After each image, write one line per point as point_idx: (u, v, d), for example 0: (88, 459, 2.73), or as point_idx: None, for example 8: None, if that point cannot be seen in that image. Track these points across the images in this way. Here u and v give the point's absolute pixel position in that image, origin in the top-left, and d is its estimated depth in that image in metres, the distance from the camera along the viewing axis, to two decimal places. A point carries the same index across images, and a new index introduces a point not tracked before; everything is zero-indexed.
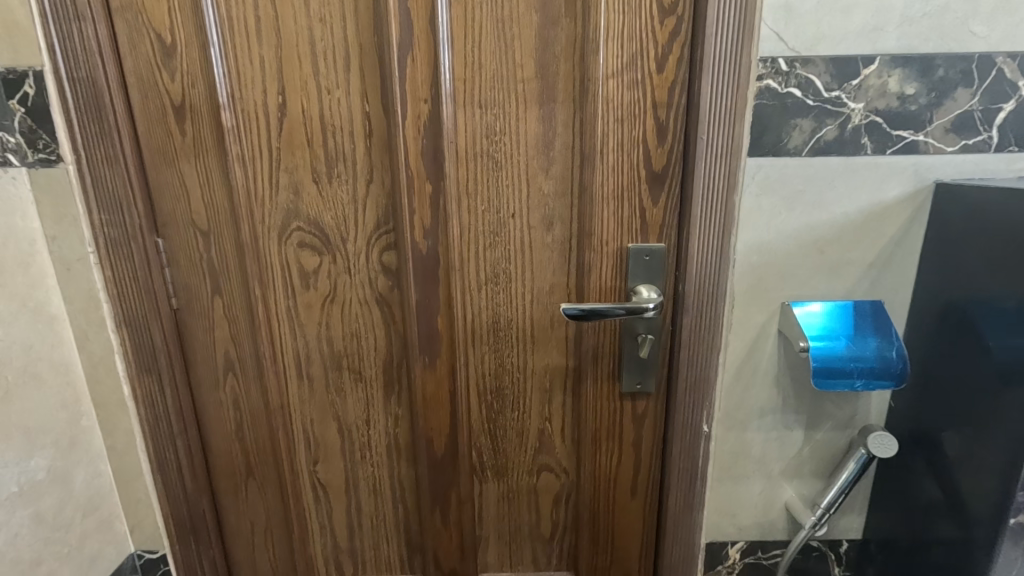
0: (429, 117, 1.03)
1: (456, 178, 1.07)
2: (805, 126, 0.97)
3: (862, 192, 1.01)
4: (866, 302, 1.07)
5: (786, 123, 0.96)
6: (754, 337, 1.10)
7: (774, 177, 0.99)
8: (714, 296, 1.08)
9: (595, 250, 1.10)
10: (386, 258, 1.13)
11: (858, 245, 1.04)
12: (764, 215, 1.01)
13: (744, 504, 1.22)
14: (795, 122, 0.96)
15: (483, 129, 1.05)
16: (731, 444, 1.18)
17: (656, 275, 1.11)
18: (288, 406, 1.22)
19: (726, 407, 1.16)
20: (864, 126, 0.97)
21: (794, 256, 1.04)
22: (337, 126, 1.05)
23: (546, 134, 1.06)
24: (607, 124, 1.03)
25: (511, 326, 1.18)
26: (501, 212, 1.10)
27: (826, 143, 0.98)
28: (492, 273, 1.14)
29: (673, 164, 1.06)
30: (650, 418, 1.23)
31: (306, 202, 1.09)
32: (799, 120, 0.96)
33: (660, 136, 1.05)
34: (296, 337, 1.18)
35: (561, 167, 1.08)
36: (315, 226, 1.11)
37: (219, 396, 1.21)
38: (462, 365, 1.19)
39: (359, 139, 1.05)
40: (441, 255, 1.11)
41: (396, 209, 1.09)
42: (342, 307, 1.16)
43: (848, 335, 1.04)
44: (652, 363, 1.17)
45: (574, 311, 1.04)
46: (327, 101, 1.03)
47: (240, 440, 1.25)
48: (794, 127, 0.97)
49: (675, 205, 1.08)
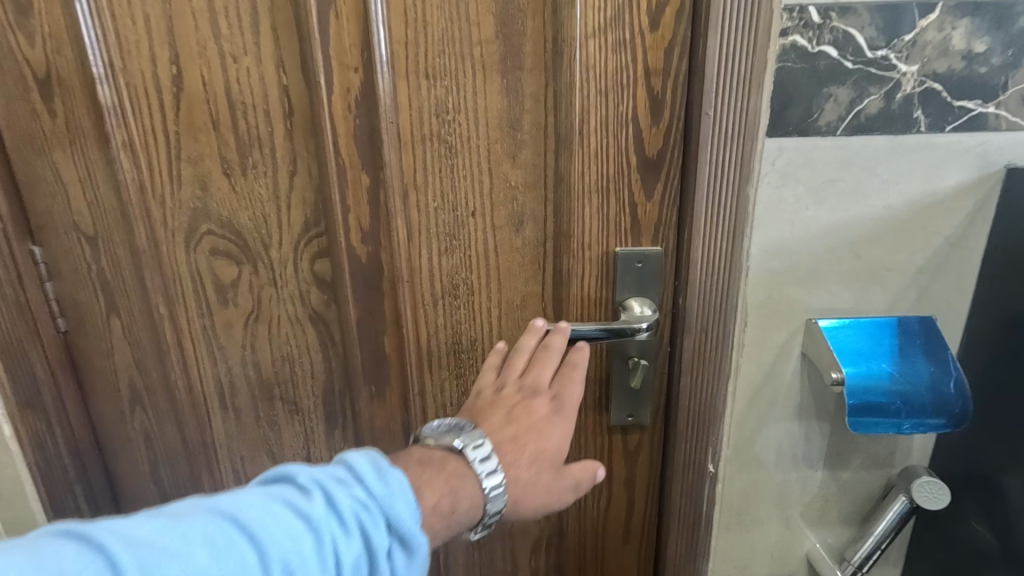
0: (362, 90, 0.81)
1: (399, 168, 0.85)
2: (842, 97, 0.76)
3: (912, 180, 0.80)
4: (913, 317, 0.86)
5: (818, 92, 0.76)
6: (772, 361, 0.91)
7: (799, 164, 0.79)
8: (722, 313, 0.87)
9: (573, 255, 0.89)
10: (319, 266, 0.92)
11: (904, 246, 0.83)
12: (784, 211, 0.82)
13: (754, 551, 1.03)
14: (828, 91, 0.76)
15: (432, 105, 0.84)
16: (741, 486, 0.99)
17: (650, 285, 0.89)
18: (211, 443, 1.02)
19: (737, 442, 0.96)
20: (918, 96, 0.75)
21: (823, 261, 0.84)
22: (248, 104, 0.83)
23: (512, 110, 0.84)
24: (587, 96, 0.81)
25: (474, 348, 0.97)
26: (458, 209, 0.89)
27: (867, 118, 0.77)
28: (449, 284, 0.93)
29: (672, 147, 0.83)
30: (645, 455, 1.02)
31: (216, 200, 0.88)
32: (834, 88, 0.75)
33: (656, 112, 0.82)
34: (217, 362, 0.98)
35: (531, 152, 0.86)
36: (229, 228, 0.90)
37: (127, 433, 1.01)
38: (417, 395, 0.98)
39: (277, 119, 0.84)
40: (385, 263, 0.90)
41: (327, 206, 0.87)
42: (269, 326, 0.96)
43: (892, 363, 0.85)
44: (647, 391, 0.95)
45: (595, 332, 0.85)
46: (233, 71, 0.82)
47: (156, 483, 1.05)
48: (827, 97, 0.76)
49: (675, 199, 0.86)
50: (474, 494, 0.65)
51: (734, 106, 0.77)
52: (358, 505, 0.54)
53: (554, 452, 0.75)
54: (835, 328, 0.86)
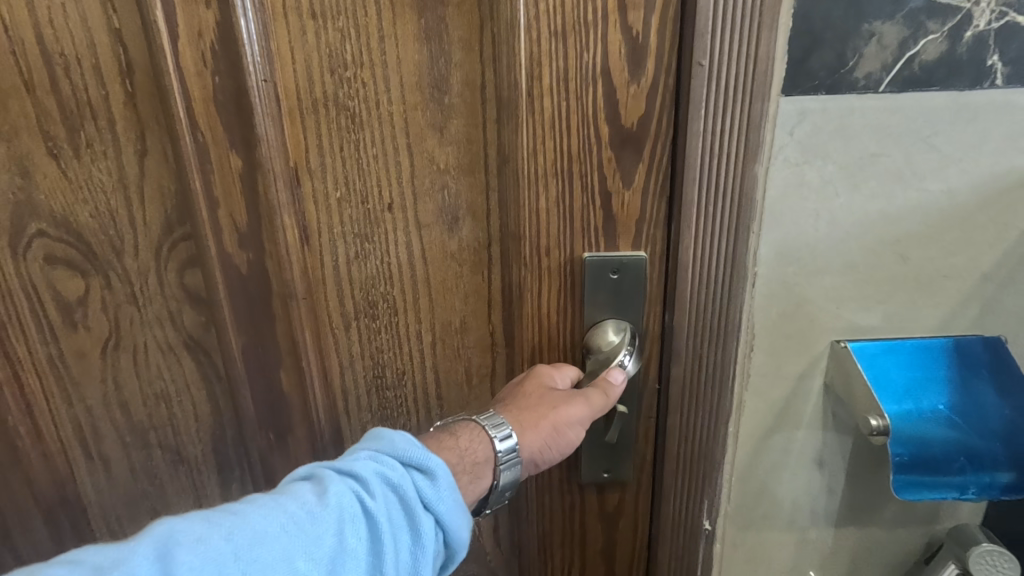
0: (219, 34, 0.57)
1: (282, 145, 0.61)
2: (890, 36, 0.55)
3: (975, 156, 0.60)
4: (975, 338, 0.67)
5: (856, 30, 0.55)
6: (789, 392, 0.69)
7: (827, 132, 0.59)
8: (717, 340, 0.64)
9: (521, 262, 0.65)
10: (190, 278, 0.69)
11: (964, 242, 0.63)
12: (806, 195, 0.61)
13: None
14: (871, 29, 0.55)
15: (321, 54, 0.59)
16: (747, 546, 0.77)
17: (630, 302, 0.65)
18: (75, 501, 0.80)
19: (743, 493, 0.75)
20: (995, 35, 0.55)
21: (856, 263, 0.64)
22: (69, 55, 0.60)
23: (436, 64, 0.60)
24: (539, 38, 0.56)
25: (403, 384, 0.74)
26: (367, 202, 0.65)
27: (922, 68, 0.56)
28: (365, 303, 0.69)
29: (658, 111, 0.58)
30: (628, 520, 0.78)
31: (44, 189, 0.65)
32: (879, 24, 0.55)
33: (637, 60, 0.57)
34: (70, 402, 0.75)
35: (464, 123, 0.62)
36: (65, 227, 0.67)
37: None
38: (330, 444, 0.75)
39: (112, 77, 0.61)
40: (272, 276, 0.67)
41: (190, 199, 0.64)
42: (134, 355, 0.73)
43: (950, 403, 0.67)
44: (627, 442, 0.72)
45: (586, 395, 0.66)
46: (42, 8, 0.58)
47: (9, 549, 0.83)
48: (869, 37, 0.55)
49: (666, 185, 0.61)
50: (485, 453, 0.58)
51: (741, 54, 0.54)
52: (375, 469, 0.50)
53: (537, 390, 0.61)
54: (878, 354, 0.66)
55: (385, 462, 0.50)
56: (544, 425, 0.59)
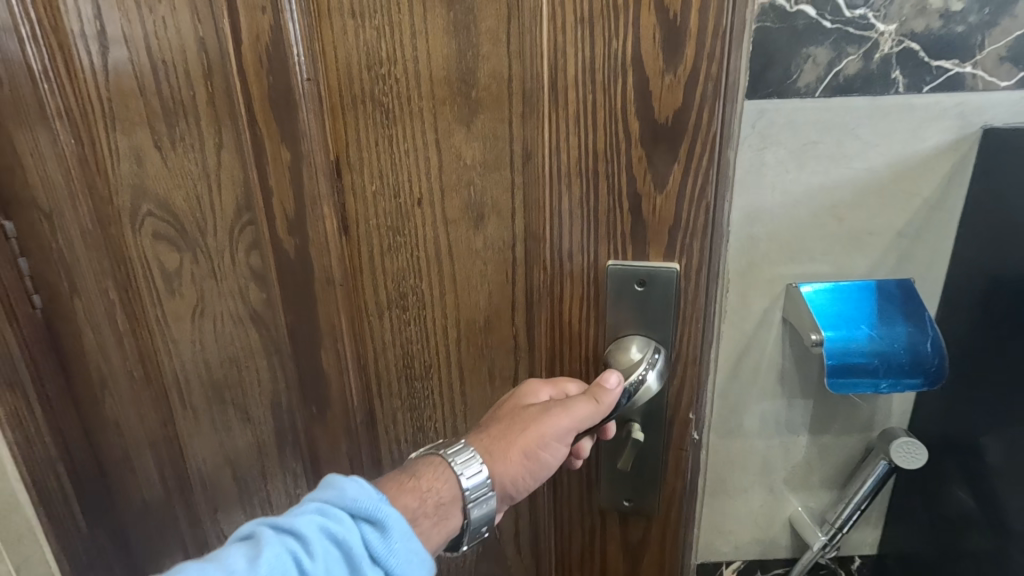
0: (274, 39, 0.62)
1: (322, 140, 0.65)
2: (821, 58, 0.60)
3: (894, 139, 0.62)
4: (891, 281, 0.66)
5: (794, 52, 0.60)
6: (746, 349, 0.71)
7: (781, 125, 0.62)
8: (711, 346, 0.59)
9: (542, 269, 0.61)
10: (254, 259, 0.76)
11: (885, 210, 0.65)
12: (763, 173, 0.64)
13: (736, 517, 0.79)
14: (805, 52, 0.60)
15: (361, 54, 0.61)
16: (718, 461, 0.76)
17: (659, 318, 0.59)
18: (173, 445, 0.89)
19: (721, 417, 0.74)
20: (896, 58, 0.59)
21: (803, 232, 0.66)
22: (170, 62, 0.69)
23: (464, 57, 0.59)
24: (571, 28, 0.52)
25: (431, 378, 0.75)
26: (398, 196, 0.66)
27: (846, 83, 0.60)
28: (396, 294, 0.71)
29: (700, 101, 0.51)
30: (653, 558, 0.70)
31: (152, 175, 0.75)
32: (812, 48, 0.59)
33: (673, 45, 0.49)
34: (169, 357, 0.84)
35: (491, 116, 0.61)
36: (167, 208, 0.76)
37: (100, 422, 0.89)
38: (363, 425, 0.79)
39: (199, 80, 0.69)
40: (317, 262, 0.71)
41: (254, 188, 0.71)
42: (215, 323, 0.82)
43: (873, 325, 0.64)
44: (656, 472, 0.65)
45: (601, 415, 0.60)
46: (151, 22, 0.68)
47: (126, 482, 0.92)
48: (805, 58, 0.60)
49: (707, 191, 0.53)
50: (450, 492, 0.55)
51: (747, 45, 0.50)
52: (320, 524, 0.47)
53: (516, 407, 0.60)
54: (819, 294, 0.65)
55: (331, 514, 0.48)
56: (513, 451, 0.56)
